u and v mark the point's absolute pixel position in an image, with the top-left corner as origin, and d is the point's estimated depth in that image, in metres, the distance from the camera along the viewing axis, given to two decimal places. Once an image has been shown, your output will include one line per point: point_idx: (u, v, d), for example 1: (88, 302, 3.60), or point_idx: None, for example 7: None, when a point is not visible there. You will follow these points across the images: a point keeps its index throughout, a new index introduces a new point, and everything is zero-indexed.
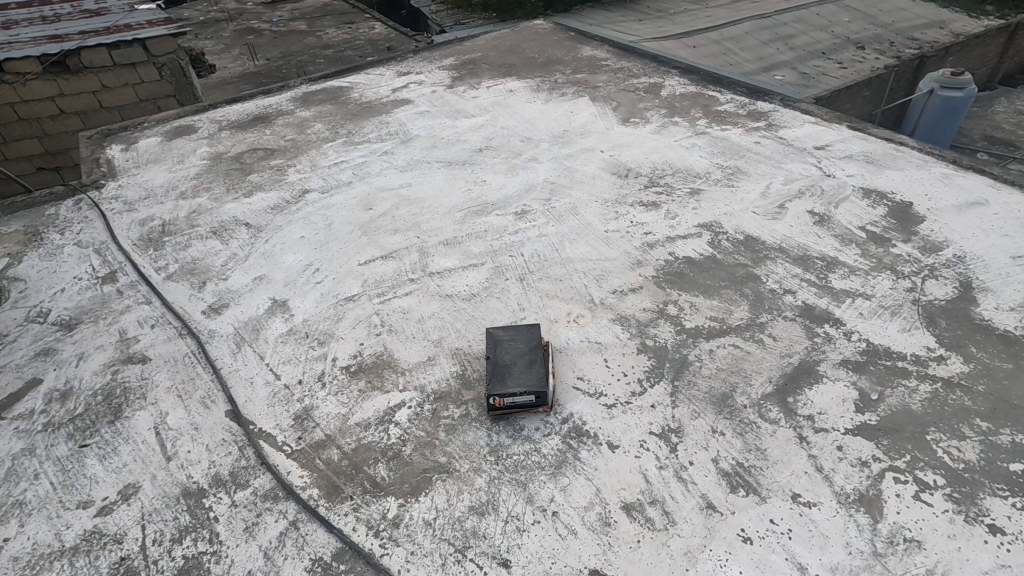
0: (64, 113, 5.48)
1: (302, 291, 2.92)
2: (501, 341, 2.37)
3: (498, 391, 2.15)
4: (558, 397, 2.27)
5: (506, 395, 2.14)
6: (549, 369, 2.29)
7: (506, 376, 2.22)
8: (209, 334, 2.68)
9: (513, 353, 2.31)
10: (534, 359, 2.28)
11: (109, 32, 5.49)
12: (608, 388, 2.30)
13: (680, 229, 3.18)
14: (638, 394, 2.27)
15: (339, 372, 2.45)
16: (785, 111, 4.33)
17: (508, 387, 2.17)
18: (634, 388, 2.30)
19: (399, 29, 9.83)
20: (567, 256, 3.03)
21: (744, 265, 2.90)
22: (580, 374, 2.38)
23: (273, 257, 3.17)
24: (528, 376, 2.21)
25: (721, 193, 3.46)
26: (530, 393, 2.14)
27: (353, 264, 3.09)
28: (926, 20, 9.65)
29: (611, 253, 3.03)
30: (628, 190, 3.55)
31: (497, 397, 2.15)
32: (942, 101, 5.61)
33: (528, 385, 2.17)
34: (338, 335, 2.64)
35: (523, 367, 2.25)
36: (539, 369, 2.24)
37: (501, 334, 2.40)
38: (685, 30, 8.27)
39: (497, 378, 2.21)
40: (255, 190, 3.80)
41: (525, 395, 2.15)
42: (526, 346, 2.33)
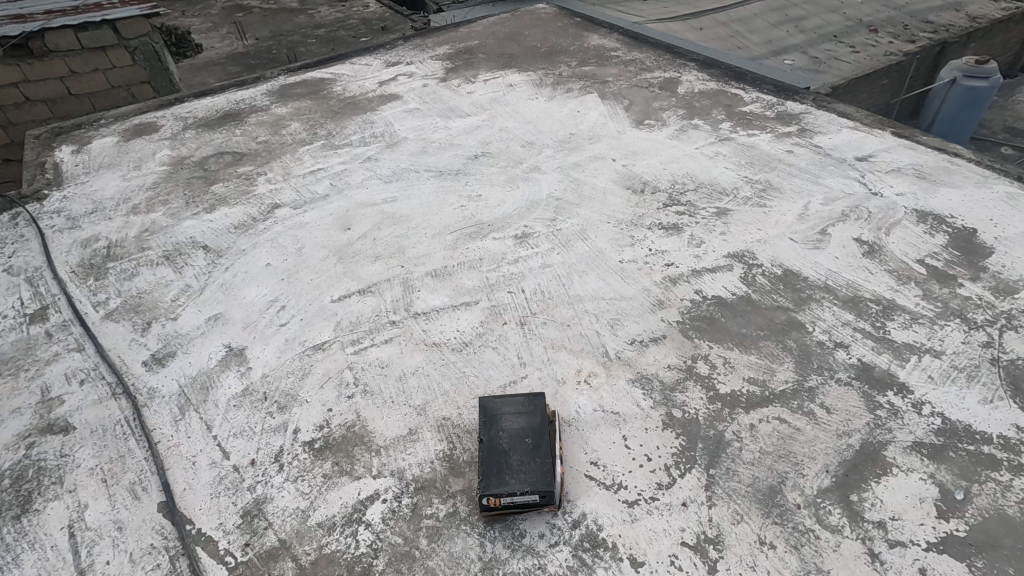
0: (29, 101, 4.85)
1: (263, 336, 2.47)
2: (497, 415, 1.94)
3: (493, 488, 1.74)
4: (568, 491, 1.84)
5: (501, 495, 1.72)
6: (556, 453, 1.87)
7: (504, 465, 1.79)
8: (148, 394, 2.24)
9: (512, 433, 1.88)
10: (538, 443, 1.85)
11: (77, 11, 4.92)
12: (629, 478, 1.88)
13: (706, 259, 2.73)
14: (665, 488, 1.85)
15: (301, 449, 2.02)
16: (818, 113, 3.85)
17: (506, 485, 1.74)
18: (660, 478, 1.88)
19: (391, 7, 9.22)
20: (575, 293, 2.59)
21: (785, 308, 2.45)
22: (593, 457, 1.95)
23: (233, 291, 2.72)
24: (531, 468, 1.78)
25: (752, 214, 3.00)
26: (531, 492, 1.72)
27: (325, 301, 2.64)
28: (949, 4, 9.07)
29: (626, 291, 2.58)
30: (644, 208, 3.09)
31: (489, 497, 1.73)
32: (965, 91, 4.98)
33: (531, 482, 1.74)
34: (302, 398, 2.21)
35: (524, 453, 1.82)
36: (544, 457, 1.81)
37: (496, 406, 1.97)
38: (695, 11, 7.71)
39: (492, 470, 1.78)
40: (218, 203, 3.33)
41: (525, 494, 1.72)
42: (528, 425, 1.91)
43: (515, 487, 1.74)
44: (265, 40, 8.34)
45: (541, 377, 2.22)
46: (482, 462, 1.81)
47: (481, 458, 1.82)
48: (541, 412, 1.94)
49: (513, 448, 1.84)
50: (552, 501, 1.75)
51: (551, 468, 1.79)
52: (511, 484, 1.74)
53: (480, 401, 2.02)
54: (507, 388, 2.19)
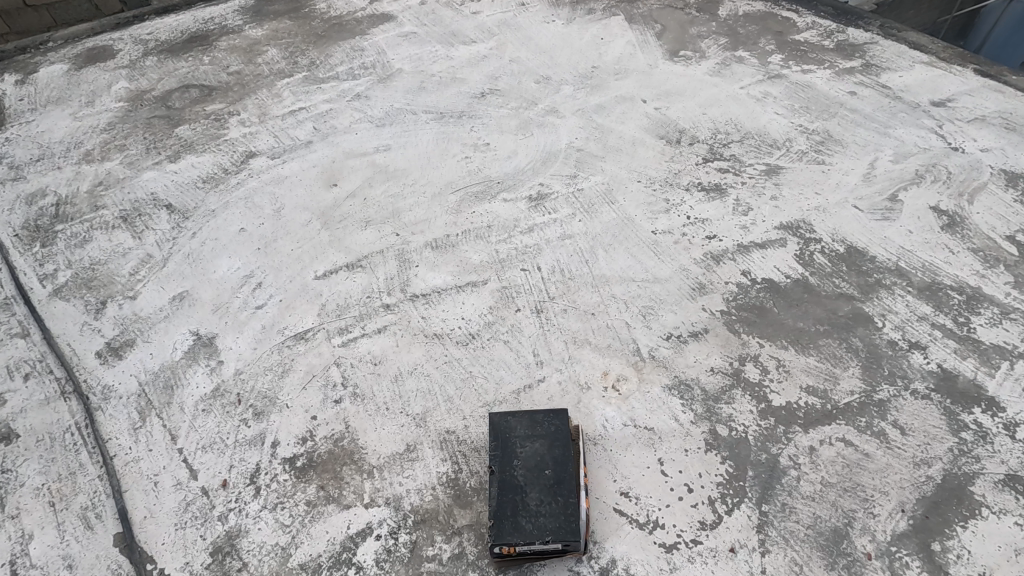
0: None
1: (236, 322, 2.13)
2: (510, 438, 1.64)
3: (506, 535, 1.45)
4: (594, 531, 1.56)
5: (516, 543, 1.44)
6: (581, 487, 1.57)
7: (521, 504, 1.50)
8: (103, 393, 1.92)
9: (529, 462, 1.58)
10: (559, 476, 1.55)
11: None
12: (666, 514, 1.59)
13: (755, 232, 2.32)
14: (710, 529, 1.56)
15: (281, 469, 1.73)
16: (886, 43, 3.26)
17: (523, 530, 1.46)
18: (704, 516, 1.59)
19: None
20: (600, 274, 2.22)
21: (849, 297, 2.07)
22: (624, 487, 1.65)
23: (201, 263, 2.33)
24: (552, 509, 1.49)
25: (809, 174, 2.54)
26: (552, 541, 1.44)
27: (309, 278, 2.27)
28: None
29: (660, 272, 2.20)
30: (680, 164, 2.64)
31: (501, 545, 1.45)
32: None
33: (553, 529, 1.46)
34: (281, 403, 1.89)
35: (544, 489, 1.52)
36: (568, 495, 1.51)
37: (508, 426, 1.66)
38: None
39: (505, 511, 1.50)
40: (184, 150, 2.86)
41: (545, 543, 1.44)
42: (548, 451, 1.60)
43: (534, 534, 1.45)
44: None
45: (561, 381, 1.90)
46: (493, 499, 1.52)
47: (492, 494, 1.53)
48: (563, 435, 1.63)
49: (530, 482, 1.54)
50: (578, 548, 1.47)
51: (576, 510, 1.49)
52: (529, 530, 1.46)
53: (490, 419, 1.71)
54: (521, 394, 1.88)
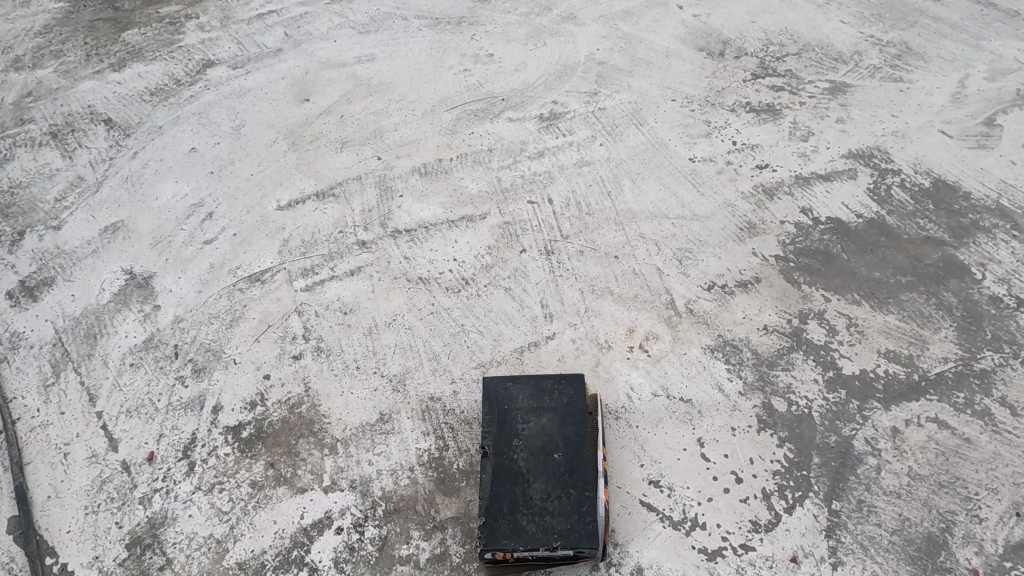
0: None
1: (180, 259, 1.74)
2: (509, 411, 1.29)
3: (500, 538, 1.13)
4: (615, 531, 1.22)
5: (513, 549, 1.12)
6: (599, 475, 1.24)
7: (520, 498, 1.17)
8: (11, 343, 1.56)
9: (533, 444, 1.24)
10: (571, 462, 1.21)
11: None
12: (707, 511, 1.25)
13: (818, 160, 1.87)
14: (765, 532, 1.21)
15: (223, 441, 1.39)
16: None
17: (523, 533, 1.13)
18: (757, 514, 1.24)
19: None
20: (625, 209, 1.81)
21: (938, 241, 1.66)
22: (655, 473, 1.30)
23: (141, 187, 1.93)
24: (560, 505, 1.16)
25: (884, 92, 2.08)
26: (560, 547, 1.11)
27: (269, 208, 1.86)
28: None
29: (700, 208, 1.79)
30: (724, 80, 2.18)
31: (493, 551, 1.13)
32: None
33: (560, 531, 1.13)
34: (228, 357, 1.53)
35: (551, 478, 1.19)
36: (581, 488, 1.17)
37: (507, 396, 1.32)
38: None
39: (500, 506, 1.17)
40: (130, 57, 2.41)
41: (551, 551, 1.12)
42: (556, 430, 1.26)
43: (537, 538, 1.12)
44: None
45: (574, 338, 1.52)
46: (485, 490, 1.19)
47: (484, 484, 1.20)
48: (577, 410, 1.29)
49: (533, 470, 1.20)
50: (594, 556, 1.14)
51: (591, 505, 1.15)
52: (530, 533, 1.13)
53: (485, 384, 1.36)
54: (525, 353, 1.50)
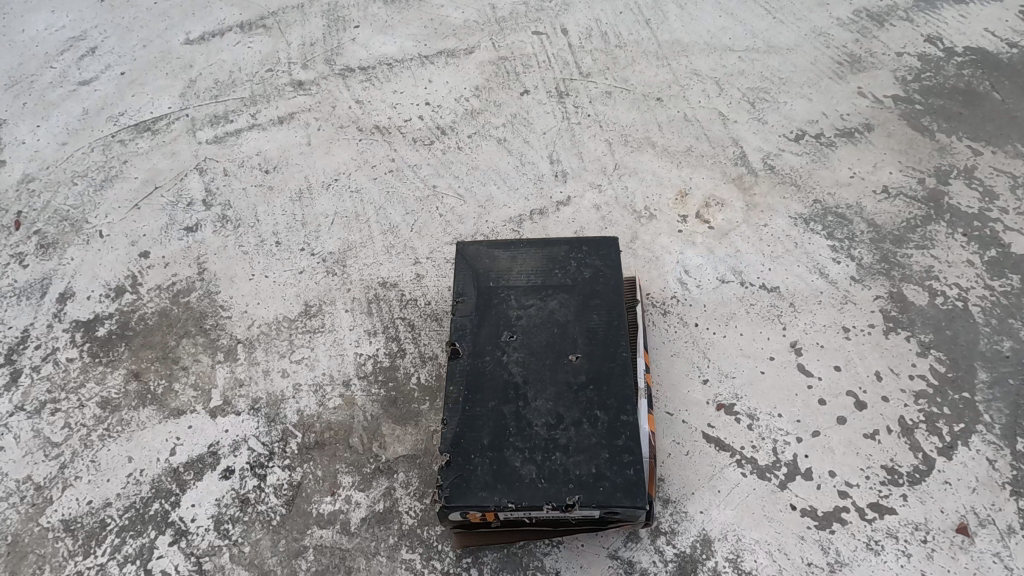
0: None
1: (43, 106, 1.24)
2: (496, 295, 0.78)
3: (476, 495, 0.66)
4: (680, 480, 0.76)
5: (496, 508, 0.65)
6: (640, 395, 0.77)
7: (512, 425, 0.69)
8: None
9: (534, 343, 0.74)
10: (597, 371, 0.72)
11: None
12: (824, 452, 0.78)
13: None
14: (921, 478, 0.75)
15: (64, 341, 0.92)
16: None
17: (509, 485, 0.66)
18: (915, 454, 0.77)
19: None
20: (672, 40, 1.27)
21: None
22: (735, 394, 0.83)
23: (2, 15, 1.40)
24: (580, 444, 0.68)
25: None
26: (578, 506, 0.64)
27: (174, 41, 1.33)
28: None
29: (781, 38, 1.25)
30: None
31: (464, 512, 0.66)
32: None
33: (580, 485, 0.65)
34: (88, 228, 1.05)
35: (563, 401, 0.70)
36: (615, 414, 0.69)
37: (494, 273, 0.80)
38: None
39: (473, 445, 0.68)
40: None
41: (563, 511, 0.65)
42: (573, 325, 0.75)
43: (541, 491, 0.65)
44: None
45: (601, 207, 1.03)
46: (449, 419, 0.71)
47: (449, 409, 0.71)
48: (605, 289, 0.78)
49: (535, 387, 0.72)
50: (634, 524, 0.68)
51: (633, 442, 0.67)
52: (528, 483, 0.66)
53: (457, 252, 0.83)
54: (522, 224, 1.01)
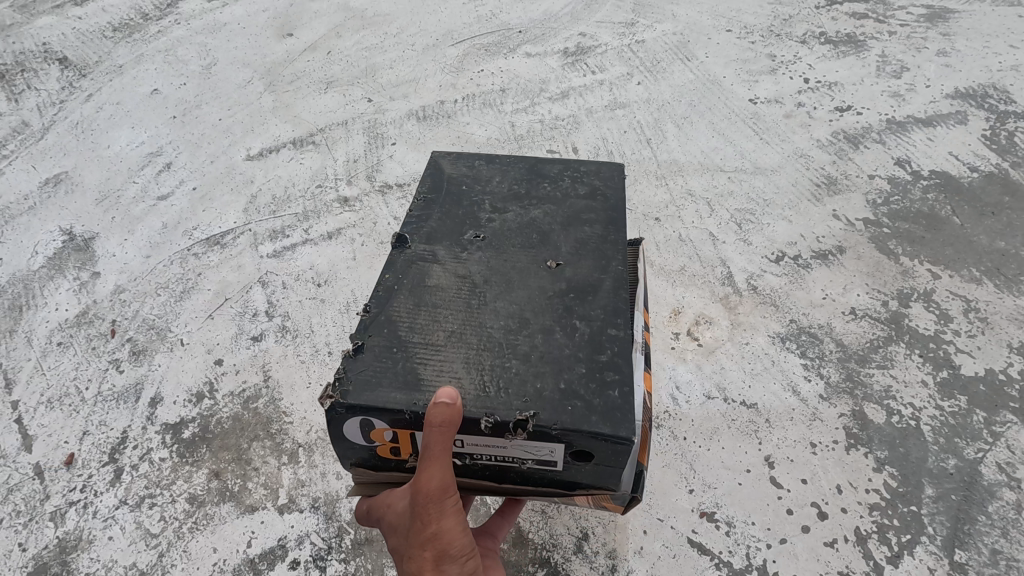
0: None
1: (128, 217, 1.46)
2: (462, 201, 0.83)
3: (375, 392, 0.63)
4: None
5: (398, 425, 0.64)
6: (636, 349, 0.78)
7: (460, 320, 0.69)
8: None
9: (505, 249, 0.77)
10: (581, 285, 0.73)
11: None
12: (790, 556, 0.92)
13: (915, 102, 1.48)
14: None
15: (157, 441, 1.11)
16: None
17: (410, 386, 0.63)
18: (866, 560, 0.91)
19: None
20: (669, 160, 1.45)
21: None
22: (715, 501, 0.98)
23: (93, 133, 1.65)
24: (554, 347, 0.67)
25: (996, 19, 1.66)
26: (530, 426, 0.61)
27: (238, 160, 1.56)
28: None
29: (764, 160, 1.42)
30: (789, 8, 1.78)
31: (366, 419, 0.63)
32: None
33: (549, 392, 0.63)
34: (174, 338, 1.24)
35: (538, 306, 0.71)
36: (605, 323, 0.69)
37: (472, 184, 0.85)
38: None
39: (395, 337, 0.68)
40: None
41: (511, 431, 0.61)
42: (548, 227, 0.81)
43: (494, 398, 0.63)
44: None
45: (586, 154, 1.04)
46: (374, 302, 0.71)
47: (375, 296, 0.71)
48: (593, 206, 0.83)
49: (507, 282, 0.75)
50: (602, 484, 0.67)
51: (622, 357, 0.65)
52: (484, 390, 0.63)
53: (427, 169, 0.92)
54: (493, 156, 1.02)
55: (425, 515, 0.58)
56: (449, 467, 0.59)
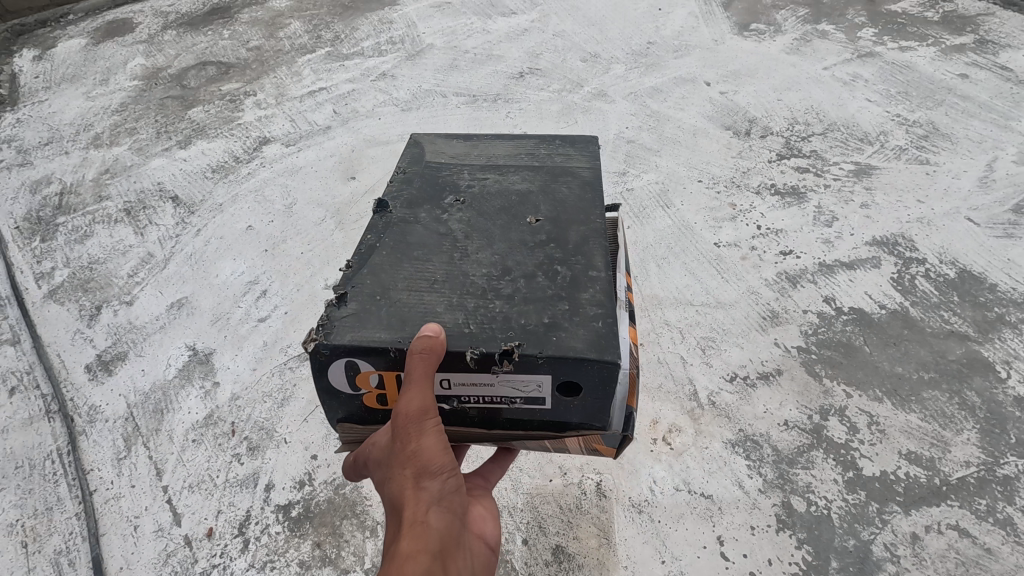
0: None
1: (237, 336, 1.90)
2: (462, 186, 1.16)
3: (363, 332, 0.91)
4: None
5: (371, 365, 0.92)
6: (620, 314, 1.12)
7: (458, 276, 1.00)
8: (89, 414, 1.75)
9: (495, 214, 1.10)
10: (558, 243, 1.05)
11: None
12: None
13: (842, 248, 1.92)
14: None
15: (273, 519, 1.51)
16: (1004, 16, 2.75)
17: (381, 332, 0.92)
18: None
19: None
20: (651, 294, 1.88)
21: (961, 338, 1.68)
22: (680, 569, 1.36)
23: (204, 263, 2.13)
24: (533, 290, 0.97)
25: (909, 175, 2.12)
26: (516, 353, 0.89)
27: (319, 288, 2.02)
28: None
29: (724, 295, 1.85)
30: (749, 160, 2.25)
31: (357, 361, 0.92)
32: None
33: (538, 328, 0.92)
34: (279, 436, 1.66)
35: (520, 258, 1.03)
36: (580, 270, 1.01)
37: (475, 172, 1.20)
38: None
39: (375, 292, 0.98)
40: (197, 135, 2.65)
41: (502, 360, 0.89)
42: (529, 206, 1.14)
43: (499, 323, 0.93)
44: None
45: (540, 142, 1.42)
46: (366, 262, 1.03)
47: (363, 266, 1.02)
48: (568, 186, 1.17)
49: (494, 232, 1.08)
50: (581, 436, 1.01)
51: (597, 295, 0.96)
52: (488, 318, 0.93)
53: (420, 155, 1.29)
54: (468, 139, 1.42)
55: (405, 425, 0.80)
56: (423, 397, 0.82)
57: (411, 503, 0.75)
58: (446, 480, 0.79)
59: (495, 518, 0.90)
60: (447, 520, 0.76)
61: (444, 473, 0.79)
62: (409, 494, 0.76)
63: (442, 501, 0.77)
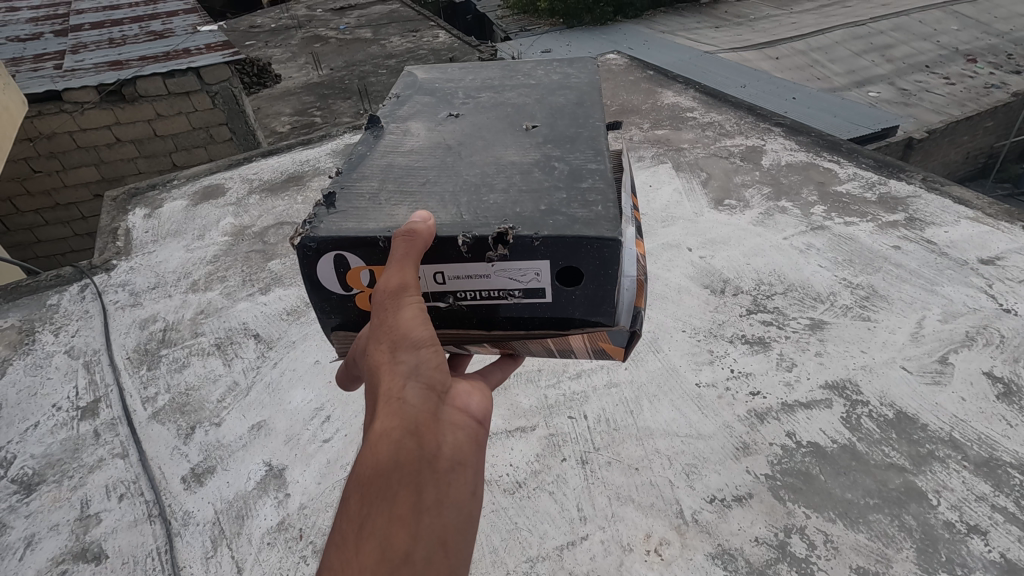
0: (132, 123, 5.79)
1: (306, 454, 2.32)
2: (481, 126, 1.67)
3: (365, 220, 1.31)
4: None
5: (361, 260, 1.29)
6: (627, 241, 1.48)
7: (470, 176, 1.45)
8: (183, 519, 2.13)
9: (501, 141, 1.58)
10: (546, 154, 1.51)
11: (168, 57, 5.74)
12: None
13: (799, 391, 2.36)
14: None
15: None
16: (929, 198, 3.41)
17: (367, 226, 1.29)
18: None
19: None
20: (644, 426, 2.29)
21: (899, 469, 2.06)
22: None
23: (279, 392, 2.60)
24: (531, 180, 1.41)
25: (854, 330, 2.61)
26: (511, 234, 1.23)
27: None
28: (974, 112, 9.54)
29: (704, 427, 2.26)
30: (725, 314, 2.77)
31: (342, 254, 1.29)
32: None
33: (536, 212, 1.30)
34: None
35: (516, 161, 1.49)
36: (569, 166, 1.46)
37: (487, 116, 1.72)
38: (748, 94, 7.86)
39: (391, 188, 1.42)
40: (275, 283, 3.27)
41: (502, 242, 1.24)
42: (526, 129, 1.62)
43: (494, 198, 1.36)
44: (353, 113, 9.07)
45: (523, 69, 2.01)
46: (383, 175, 1.48)
47: (368, 181, 1.46)
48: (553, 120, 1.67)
49: (496, 138, 1.60)
50: (569, 314, 1.36)
51: (590, 185, 1.39)
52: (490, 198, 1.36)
53: (436, 100, 1.84)
54: (466, 72, 2.01)
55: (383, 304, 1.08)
56: (399, 280, 1.10)
57: (388, 373, 0.98)
58: (417, 349, 1.01)
59: (484, 394, 1.07)
60: (417, 387, 0.97)
61: (412, 344, 1.01)
62: (385, 366, 0.99)
63: (416, 374, 0.98)
